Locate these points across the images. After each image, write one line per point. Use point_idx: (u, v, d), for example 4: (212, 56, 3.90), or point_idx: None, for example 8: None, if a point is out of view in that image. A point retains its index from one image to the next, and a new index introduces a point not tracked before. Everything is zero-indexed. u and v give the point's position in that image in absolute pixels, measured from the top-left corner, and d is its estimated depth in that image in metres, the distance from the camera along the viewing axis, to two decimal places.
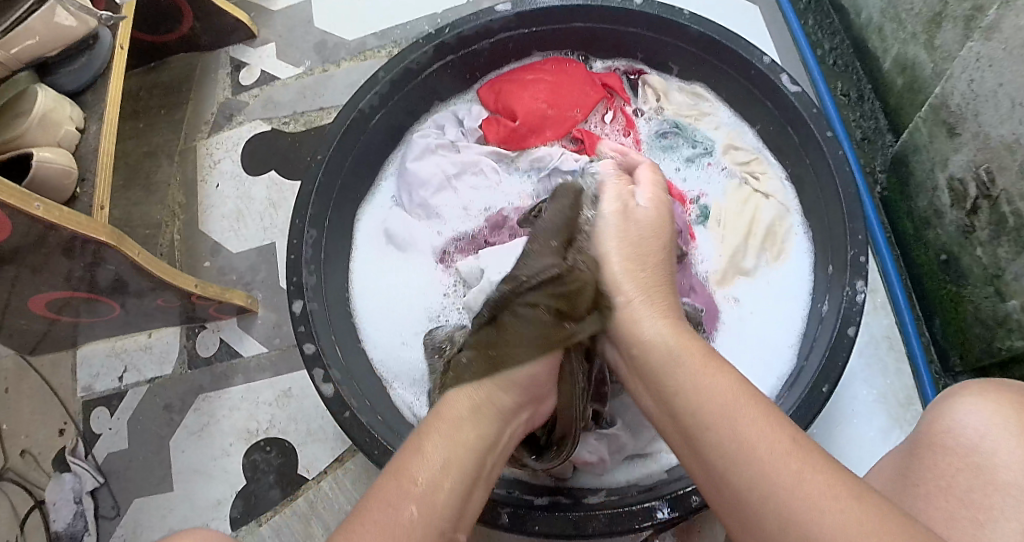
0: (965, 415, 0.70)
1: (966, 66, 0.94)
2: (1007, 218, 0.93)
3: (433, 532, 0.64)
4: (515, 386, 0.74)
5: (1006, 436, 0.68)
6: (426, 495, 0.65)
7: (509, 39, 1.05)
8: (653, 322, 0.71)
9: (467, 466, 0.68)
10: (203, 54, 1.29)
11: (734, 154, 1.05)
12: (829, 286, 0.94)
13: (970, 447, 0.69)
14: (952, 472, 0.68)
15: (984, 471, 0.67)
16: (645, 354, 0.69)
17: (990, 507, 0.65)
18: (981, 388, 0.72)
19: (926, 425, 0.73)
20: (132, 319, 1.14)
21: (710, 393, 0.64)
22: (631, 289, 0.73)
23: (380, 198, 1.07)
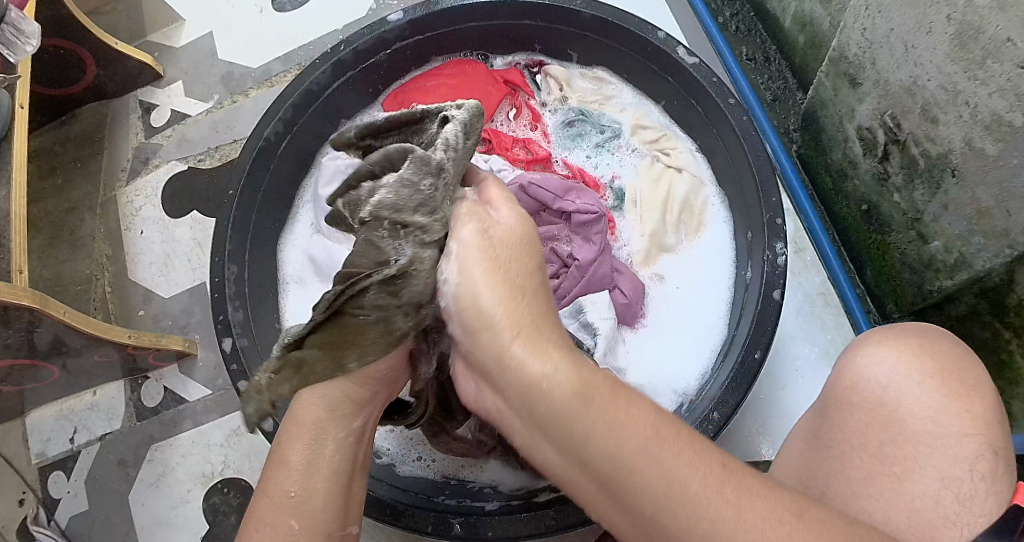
0: (871, 366, 0.72)
1: (857, 15, 0.93)
2: (918, 160, 0.93)
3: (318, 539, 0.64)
4: (372, 381, 0.67)
5: (910, 382, 0.70)
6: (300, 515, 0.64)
7: (406, 48, 1.05)
8: (594, 434, 0.56)
9: (343, 464, 0.66)
10: (111, 102, 1.28)
11: (642, 134, 1.05)
12: (751, 252, 0.94)
13: (877, 400, 0.71)
14: (863, 428, 0.71)
15: (892, 423, 0.70)
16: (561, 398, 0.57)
17: (906, 459, 0.68)
18: (881, 337, 0.74)
19: (835, 381, 0.75)
20: (74, 379, 1.11)
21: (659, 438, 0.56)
22: (556, 395, 0.57)
23: (299, 227, 1.06)
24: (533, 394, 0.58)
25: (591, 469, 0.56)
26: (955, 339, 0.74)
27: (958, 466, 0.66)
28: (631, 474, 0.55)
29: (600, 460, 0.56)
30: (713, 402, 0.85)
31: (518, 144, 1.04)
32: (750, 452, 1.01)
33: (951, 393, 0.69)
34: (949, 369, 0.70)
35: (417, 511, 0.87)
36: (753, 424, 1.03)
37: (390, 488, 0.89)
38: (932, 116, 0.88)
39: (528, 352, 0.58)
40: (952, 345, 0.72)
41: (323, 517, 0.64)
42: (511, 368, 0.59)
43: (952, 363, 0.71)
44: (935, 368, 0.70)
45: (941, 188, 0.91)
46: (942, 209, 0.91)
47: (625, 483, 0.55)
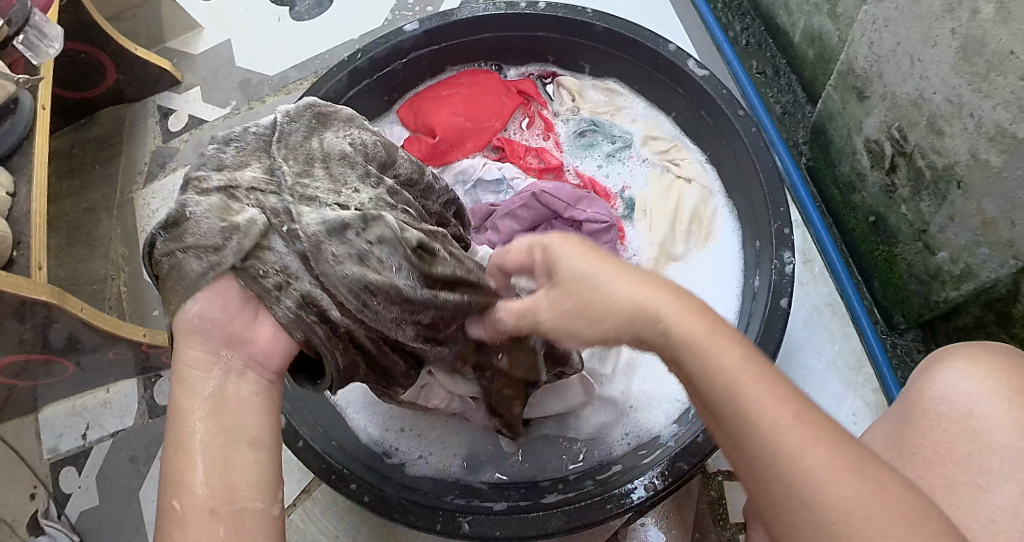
0: (957, 379, 0.73)
1: (864, 29, 0.95)
2: (924, 172, 0.94)
3: (211, 520, 0.57)
4: (197, 332, 0.61)
5: (999, 398, 0.71)
6: (195, 491, 0.58)
7: (421, 58, 1.07)
8: (740, 390, 0.57)
9: (223, 424, 0.60)
10: (130, 106, 1.30)
11: (653, 144, 1.07)
12: (759, 260, 0.96)
13: (965, 411, 0.71)
14: (948, 437, 0.71)
15: (979, 436, 0.70)
16: (684, 329, 0.59)
17: (991, 471, 0.68)
18: (972, 351, 0.74)
19: (913, 391, 0.76)
20: (88, 376, 1.13)
21: (801, 415, 0.56)
22: (684, 328, 0.59)
23: None
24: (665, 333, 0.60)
25: (722, 419, 0.58)
26: None
27: None
28: (757, 435, 0.56)
29: (736, 416, 0.56)
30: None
31: (531, 153, 1.06)
32: None
33: None
34: None
35: (425, 510, 0.88)
36: None
37: (399, 487, 0.91)
38: (938, 129, 0.90)
39: (637, 288, 0.62)
40: None
41: (218, 485, 0.58)
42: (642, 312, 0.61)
43: None
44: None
45: (947, 200, 0.92)
46: (949, 220, 0.93)
47: (745, 432, 0.56)
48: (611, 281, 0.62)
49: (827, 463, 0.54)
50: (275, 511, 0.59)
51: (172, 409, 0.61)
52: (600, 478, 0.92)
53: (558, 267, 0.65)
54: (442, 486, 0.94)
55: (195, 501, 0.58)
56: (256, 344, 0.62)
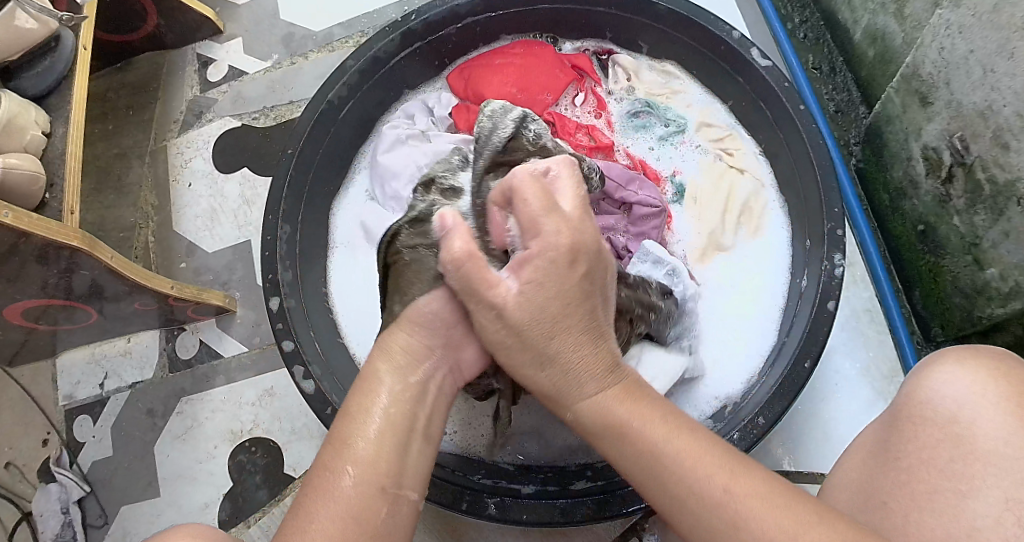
0: (946, 384, 0.72)
1: (936, 33, 0.93)
2: (983, 185, 0.92)
3: (372, 493, 0.62)
4: (420, 325, 0.70)
5: (987, 404, 0.69)
6: (360, 463, 0.63)
7: (477, 24, 1.05)
8: (656, 442, 0.63)
9: (400, 420, 0.65)
10: (168, 53, 1.27)
11: (707, 131, 1.05)
12: (808, 261, 0.94)
13: (949, 416, 0.71)
14: (932, 443, 0.70)
15: (963, 441, 0.69)
16: (597, 409, 0.66)
17: (973, 477, 0.67)
18: (959, 355, 0.74)
19: (906, 394, 0.75)
20: (110, 325, 1.11)
21: (720, 460, 0.62)
22: (580, 369, 0.67)
23: (354, 193, 1.06)
24: (566, 390, 0.67)
25: (656, 483, 0.63)
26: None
27: None
28: (679, 483, 0.62)
29: (660, 472, 0.63)
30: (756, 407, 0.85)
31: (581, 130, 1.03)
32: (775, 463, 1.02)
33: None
34: None
35: (452, 487, 0.87)
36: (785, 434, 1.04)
37: None
38: (1004, 142, 0.88)
39: (567, 378, 0.67)
40: None
41: (383, 465, 0.63)
42: (585, 414, 0.66)
43: None
44: (1014, 392, 0.69)
45: (1004, 215, 0.90)
46: (1003, 236, 0.91)
47: (675, 488, 0.62)
48: (584, 370, 0.66)
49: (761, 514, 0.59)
50: (417, 500, 0.64)
51: (361, 379, 0.67)
52: None
53: (554, 379, 0.66)
54: (469, 463, 0.93)
55: (360, 473, 0.62)
56: (464, 356, 0.72)
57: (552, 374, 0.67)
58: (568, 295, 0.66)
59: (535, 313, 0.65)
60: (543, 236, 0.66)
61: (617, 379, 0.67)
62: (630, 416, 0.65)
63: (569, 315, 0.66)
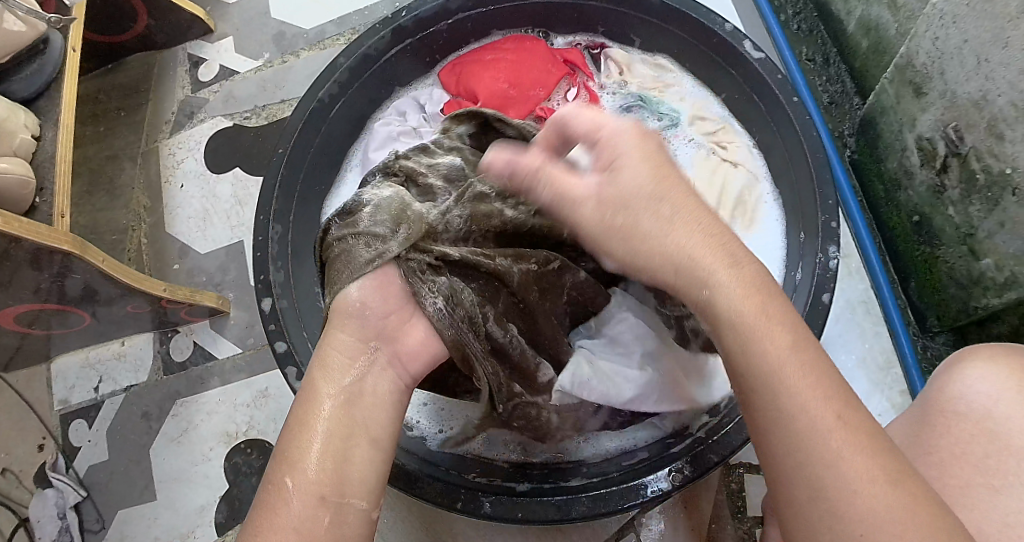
0: (976, 380, 0.69)
1: (930, 23, 0.92)
2: (978, 175, 0.92)
3: (313, 504, 0.63)
4: (352, 318, 0.73)
5: (1021, 400, 0.67)
6: (301, 478, 0.64)
7: (468, 20, 1.04)
8: (776, 367, 0.59)
9: (341, 427, 0.67)
10: (158, 53, 1.27)
11: (700, 125, 1.04)
12: (802, 255, 0.93)
13: (982, 412, 0.67)
14: (965, 439, 0.67)
15: (996, 438, 0.66)
16: (748, 310, 0.60)
17: (1004, 474, 0.65)
18: (987, 351, 0.70)
19: (934, 392, 0.71)
20: (104, 328, 1.11)
21: (845, 419, 0.57)
22: (739, 307, 0.60)
23: (344, 191, 1.04)
24: (698, 276, 0.62)
25: (764, 410, 0.59)
26: None
27: None
28: (784, 424, 0.58)
29: (771, 401, 0.58)
30: None
31: None
32: None
33: None
34: None
35: (447, 487, 0.87)
36: None
37: (422, 462, 0.89)
38: (999, 132, 0.87)
39: (735, 291, 0.61)
40: None
41: (325, 477, 0.64)
42: (715, 314, 0.61)
43: None
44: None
45: (999, 206, 0.90)
46: (999, 226, 0.91)
47: (781, 427, 0.58)
48: (719, 274, 0.61)
49: (870, 485, 0.55)
50: (367, 508, 0.65)
51: (303, 395, 0.70)
52: (626, 466, 0.90)
53: (621, 212, 0.64)
54: (463, 462, 0.92)
55: (301, 486, 0.64)
56: (404, 345, 0.74)
57: (677, 233, 0.63)
58: (655, 165, 0.65)
59: (614, 202, 0.64)
60: (578, 208, 0.66)
61: (745, 269, 0.62)
62: (759, 325, 0.60)
63: (676, 188, 0.65)
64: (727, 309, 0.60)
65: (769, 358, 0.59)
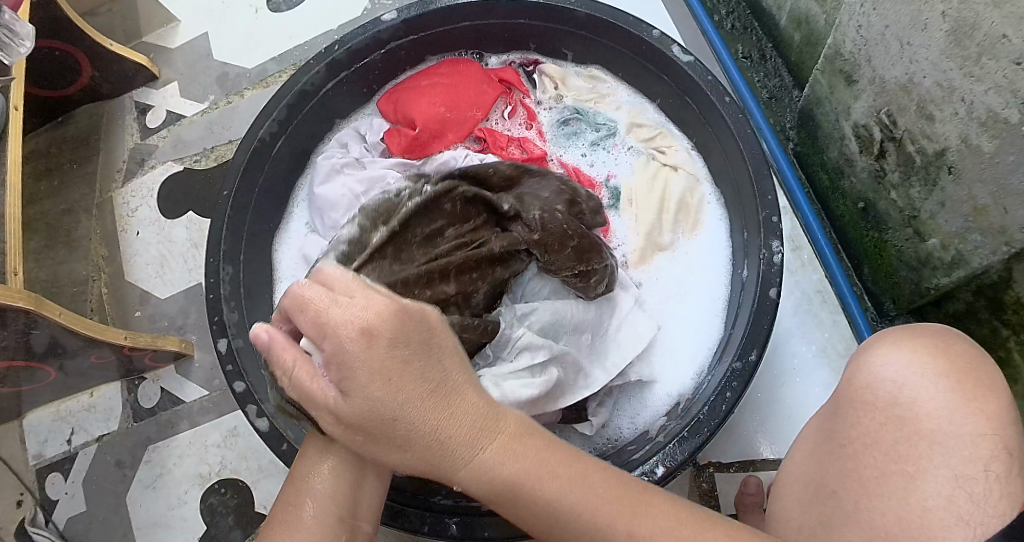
0: (883, 367, 0.71)
1: (852, 12, 0.93)
2: (914, 157, 0.92)
3: (331, 526, 0.69)
4: None
5: (926, 382, 0.69)
6: (319, 499, 0.70)
7: (400, 48, 1.05)
8: (552, 492, 0.62)
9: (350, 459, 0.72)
10: (106, 103, 1.28)
11: (638, 132, 1.05)
12: (748, 251, 0.94)
13: (891, 398, 0.70)
14: (876, 427, 0.70)
15: (906, 422, 0.69)
16: (491, 460, 0.62)
17: (919, 458, 0.67)
18: (895, 337, 0.73)
19: (848, 381, 0.74)
20: (71, 381, 1.11)
21: (637, 509, 0.62)
22: (485, 459, 0.62)
23: (294, 228, 1.06)
24: (447, 447, 0.62)
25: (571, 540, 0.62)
26: (969, 341, 0.73)
27: (973, 466, 0.65)
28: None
29: (571, 528, 0.62)
30: (722, 383, 0.86)
31: (513, 143, 1.04)
32: (748, 451, 1.02)
33: (965, 391, 0.68)
34: (964, 370, 0.69)
35: (413, 512, 0.87)
36: (752, 421, 1.04)
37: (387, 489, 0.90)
38: (928, 113, 0.88)
39: (477, 446, 0.62)
40: (968, 346, 0.72)
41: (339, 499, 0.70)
42: (471, 479, 0.62)
43: (965, 363, 0.70)
44: (952, 368, 0.69)
45: (937, 186, 0.90)
46: (939, 206, 0.91)
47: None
48: (459, 435, 0.62)
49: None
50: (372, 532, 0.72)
51: (323, 422, 0.75)
52: None
53: (370, 392, 0.60)
54: None
55: (319, 507, 0.69)
56: None
57: (454, 418, 0.62)
58: (381, 337, 0.61)
59: (370, 414, 0.61)
60: (355, 372, 0.60)
61: (475, 409, 0.63)
62: (520, 472, 0.62)
63: (421, 365, 0.62)
64: (472, 476, 0.62)
65: (540, 496, 0.62)
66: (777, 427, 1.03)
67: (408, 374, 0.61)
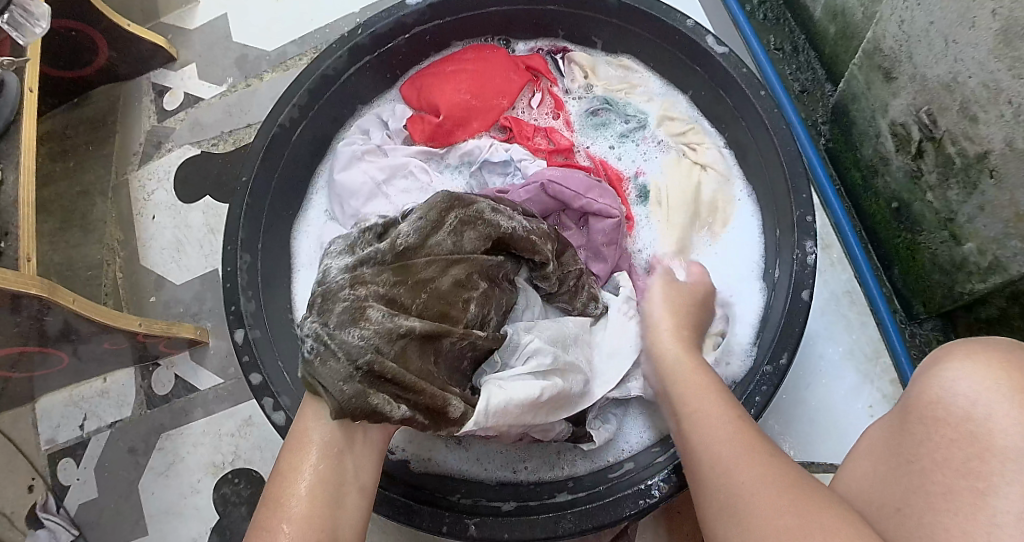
0: (953, 381, 0.62)
1: (895, 6, 0.90)
2: (954, 159, 0.89)
3: None
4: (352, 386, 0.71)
5: (1000, 395, 0.60)
6: (294, 519, 0.65)
7: (426, 33, 1.02)
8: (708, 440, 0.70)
9: (330, 474, 0.68)
10: (123, 84, 1.25)
11: (669, 125, 1.03)
12: (779, 250, 0.92)
13: (963, 414, 0.61)
14: (947, 444, 0.61)
15: (980, 439, 0.59)
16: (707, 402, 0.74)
17: (991, 475, 0.57)
18: (967, 348, 0.64)
19: (914, 395, 0.65)
20: (84, 367, 1.09)
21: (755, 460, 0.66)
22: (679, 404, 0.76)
23: (313, 214, 1.04)
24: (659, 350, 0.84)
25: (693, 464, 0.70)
26: None
27: None
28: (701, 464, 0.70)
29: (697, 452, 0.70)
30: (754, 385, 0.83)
31: (540, 134, 1.02)
32: None
33: None
34: None
35: (430, 511, 0.85)
36: (774, 424, 1.01)
37: (405, 487, 0.87)
38: (972, 114, 0.85)
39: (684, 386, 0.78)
40: None
41: (314, 520, 0.65)
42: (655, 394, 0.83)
43: None
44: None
45: (978, 189, 0.87)
46: (979, 210, 0.88)
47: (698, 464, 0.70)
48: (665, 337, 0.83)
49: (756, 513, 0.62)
50: None
51: (294, 435, 0.70)
52: (612, 479, 0.89)
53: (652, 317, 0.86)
54: (446, 486, 0.91)
55: (293, 529, 0.65)
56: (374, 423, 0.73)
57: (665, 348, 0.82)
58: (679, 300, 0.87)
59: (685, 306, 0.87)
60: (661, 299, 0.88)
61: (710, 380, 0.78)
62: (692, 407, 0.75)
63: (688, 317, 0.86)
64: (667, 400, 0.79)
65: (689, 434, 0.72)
66: (800, 430, 1.01)
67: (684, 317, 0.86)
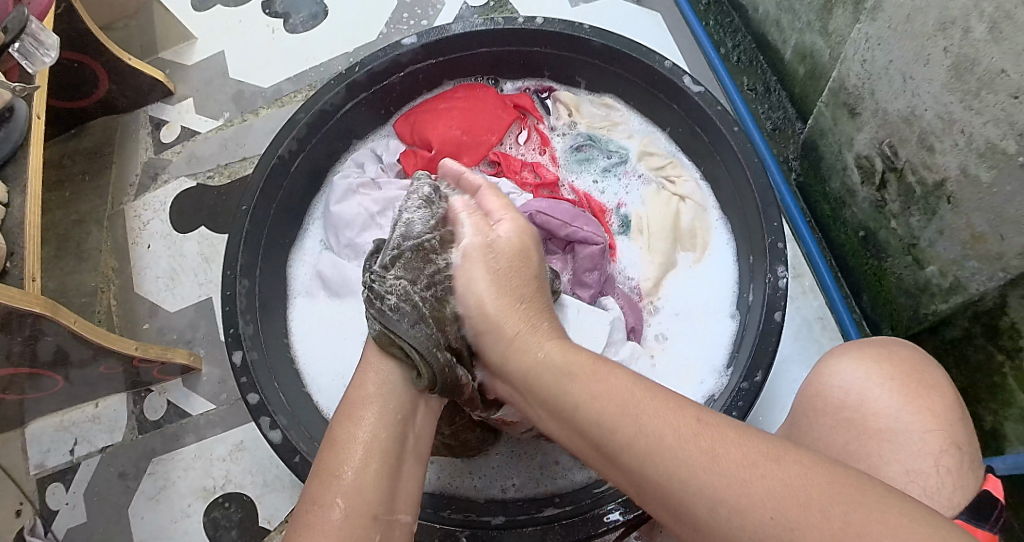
0: (838, 377, 0.77)
1: (857, 46, 0.97)
2: (915, 188, 0.96)
3: (361, 522, 0.65)
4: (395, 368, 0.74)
5: (875, 387, 0.75)
6: (347, 492, 0.66)
7: (420, 71, 1.08)
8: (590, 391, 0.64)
9: (388, 446, 0.69)
10: (121, 117, 1.29)
11: (649, 160, 1.09)
12: (753, 275, 0.97)
13: (843, 403, 0.76)
14: (831, 430, 0.76)
15: (858, 424, 0.74)
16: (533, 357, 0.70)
17: (872, 456, 0.72)
18: (848, 348, 0.79)
19: (806, 388, 0.80)
20: (76, 390, 1.11)
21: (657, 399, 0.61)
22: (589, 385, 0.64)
23: (309, 243, 1.08)
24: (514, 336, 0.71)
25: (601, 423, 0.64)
26: (918, 349, 0.78)
27: (924, 461, 0.70)
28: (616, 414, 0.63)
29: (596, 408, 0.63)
30: (730, 401, 0.87)
31: (526, 168, 1.07)
32: None
33: (909, 391, 0.73)
34: (908, 372, 0.75)
35: (423, 524, 0.87)
36: None
37: None
38: (929, 145, 0.92)
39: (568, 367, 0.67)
40: (915, 352, 0.77)
41: (367, 496, 0.66)
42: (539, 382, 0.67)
43: (910, 366, 0.75)
44: (896, 371, 0.75)
45: (937, 214, 0.94)
46: (938, 234, 0.94)
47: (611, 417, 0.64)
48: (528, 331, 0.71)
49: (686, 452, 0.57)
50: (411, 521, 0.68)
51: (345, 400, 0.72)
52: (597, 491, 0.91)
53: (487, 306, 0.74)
54: (439, 501, 0.94)
55: (348, 502, 0.65)
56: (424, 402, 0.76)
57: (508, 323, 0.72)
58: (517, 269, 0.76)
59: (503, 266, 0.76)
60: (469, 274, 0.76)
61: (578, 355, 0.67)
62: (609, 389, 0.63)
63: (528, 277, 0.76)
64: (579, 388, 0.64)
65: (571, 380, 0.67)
66: None
67: (514, 281, 0.75)
